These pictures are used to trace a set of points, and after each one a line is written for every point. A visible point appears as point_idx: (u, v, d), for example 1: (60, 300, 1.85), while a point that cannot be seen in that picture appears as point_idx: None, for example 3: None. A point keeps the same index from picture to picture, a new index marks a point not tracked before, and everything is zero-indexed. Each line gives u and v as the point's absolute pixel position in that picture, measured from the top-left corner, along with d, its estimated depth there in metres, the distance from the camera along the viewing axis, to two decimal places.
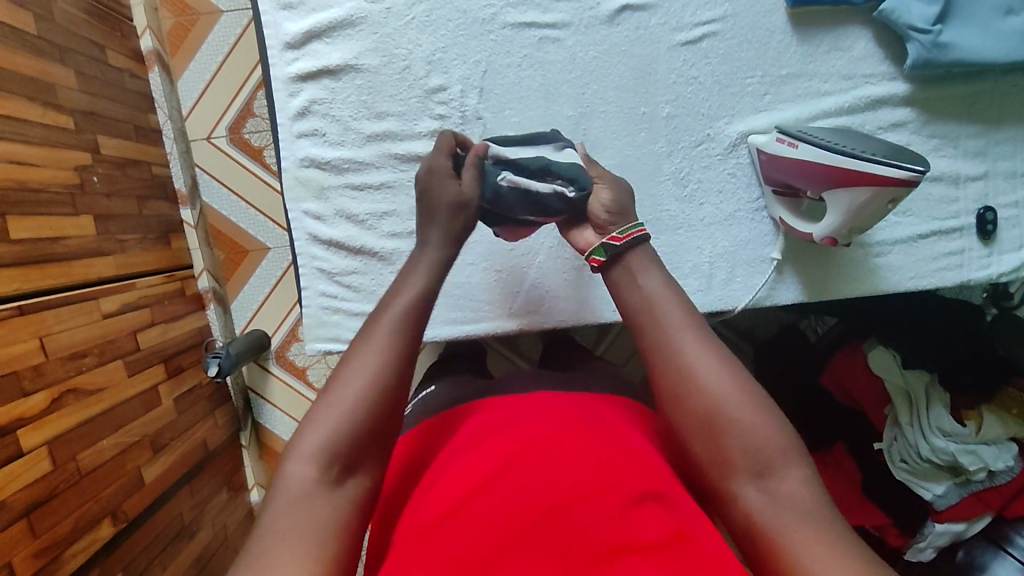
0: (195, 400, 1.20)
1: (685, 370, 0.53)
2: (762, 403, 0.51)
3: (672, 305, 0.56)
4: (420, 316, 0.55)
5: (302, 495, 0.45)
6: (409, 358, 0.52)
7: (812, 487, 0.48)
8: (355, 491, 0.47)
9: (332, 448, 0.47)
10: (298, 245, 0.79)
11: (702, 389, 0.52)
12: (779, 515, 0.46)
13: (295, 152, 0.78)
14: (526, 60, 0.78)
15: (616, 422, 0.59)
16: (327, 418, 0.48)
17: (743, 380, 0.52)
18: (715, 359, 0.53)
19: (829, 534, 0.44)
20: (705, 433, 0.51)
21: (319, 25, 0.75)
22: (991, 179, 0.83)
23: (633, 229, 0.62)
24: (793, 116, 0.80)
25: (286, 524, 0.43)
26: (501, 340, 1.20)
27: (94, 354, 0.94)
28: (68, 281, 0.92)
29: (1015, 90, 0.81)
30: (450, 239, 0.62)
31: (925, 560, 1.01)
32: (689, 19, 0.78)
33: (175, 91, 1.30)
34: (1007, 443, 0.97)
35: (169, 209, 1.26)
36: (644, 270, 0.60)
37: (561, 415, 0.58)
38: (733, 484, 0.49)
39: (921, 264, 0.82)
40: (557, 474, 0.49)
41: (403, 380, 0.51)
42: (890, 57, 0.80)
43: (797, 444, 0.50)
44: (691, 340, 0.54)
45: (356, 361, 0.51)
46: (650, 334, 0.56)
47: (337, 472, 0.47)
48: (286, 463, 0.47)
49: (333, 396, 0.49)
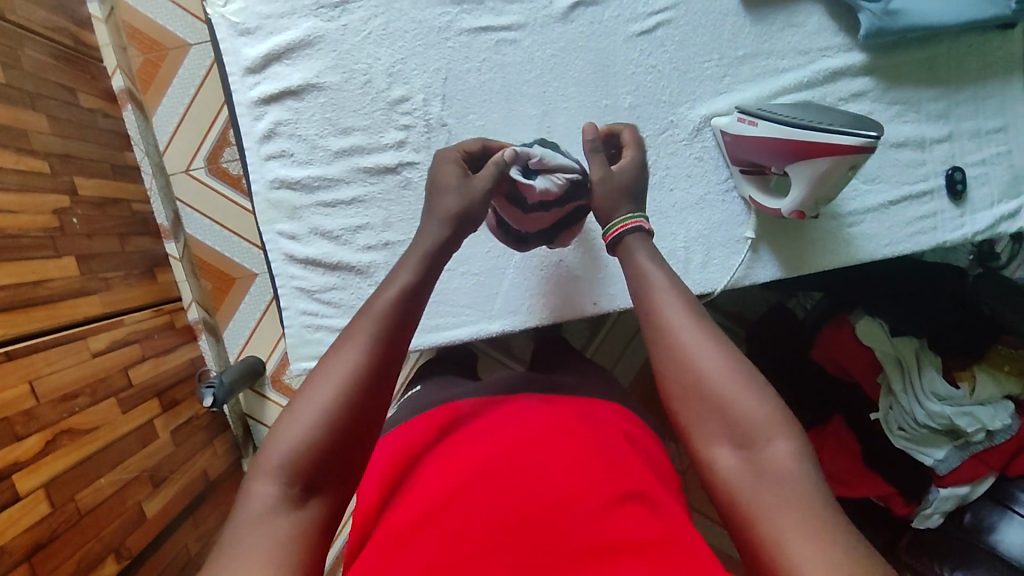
0: (193, 431, 1.20)
1: (670, 339, 0.54)
2: (753, 383, 0.51)
3: (664, 282, 0.59)
4: (398, 331, 0.56)
5: (261, 512, 0.45)
6: (379, 367, 0.54)
7: (799, 458, 0.47)
8: (316, 510, 0.47)
9: (294, 463, 0.47)
10: (276, 266, 0.80)
11: (683, 360, 0.53)
12: (757, 481, 0.46)
13: (265, 175, 0.79)
14: (485, 63, 0.79)
15: (602, 428, 0.59)
16: (293, 431, 0.49)
17: (734, 362, 0.52)
18: (699, 330, 0.54)
19: (809, 502, 0.44)
20: (687, 401, 0.52)
21: (278, 47, 0.77)
22: (956, 140, 0.83)
23: (626, 222, 0.65)
24: (753, 96, 0.81)
25: (249, 540, 0.44)
26: (492, 345, 1.21)
27: (86, 394, 0.94)
28: (56, 322, 0.93)
29: (971, 50, 0.83)
30: (439, 244, 0.65)
31: (933, 526, 1.01)
32: (643, 9, 0.80)
33: (150, 127, 1.31)
34: (1003, 402, 0.98)
35: (152, 244, 1.26)
36: (638, 249, 0.63)
37: (553, 418, 0.59)
38: (712, 452, 0.49)
39: (895, 230, 0.83)
40: (541, 473, 0.50)
41: (376, 391, 0.53)
42: (845, 29, 0.81)
43: (787, 419, 0.49)
44: (687, 326, 0.55)
45: (331, 370, 0.52)
46: (644, 310, 0.58)
47: (298, 490, 0.47)
48: (250, 481, 0.47)
49: (302, 402, 0.51)
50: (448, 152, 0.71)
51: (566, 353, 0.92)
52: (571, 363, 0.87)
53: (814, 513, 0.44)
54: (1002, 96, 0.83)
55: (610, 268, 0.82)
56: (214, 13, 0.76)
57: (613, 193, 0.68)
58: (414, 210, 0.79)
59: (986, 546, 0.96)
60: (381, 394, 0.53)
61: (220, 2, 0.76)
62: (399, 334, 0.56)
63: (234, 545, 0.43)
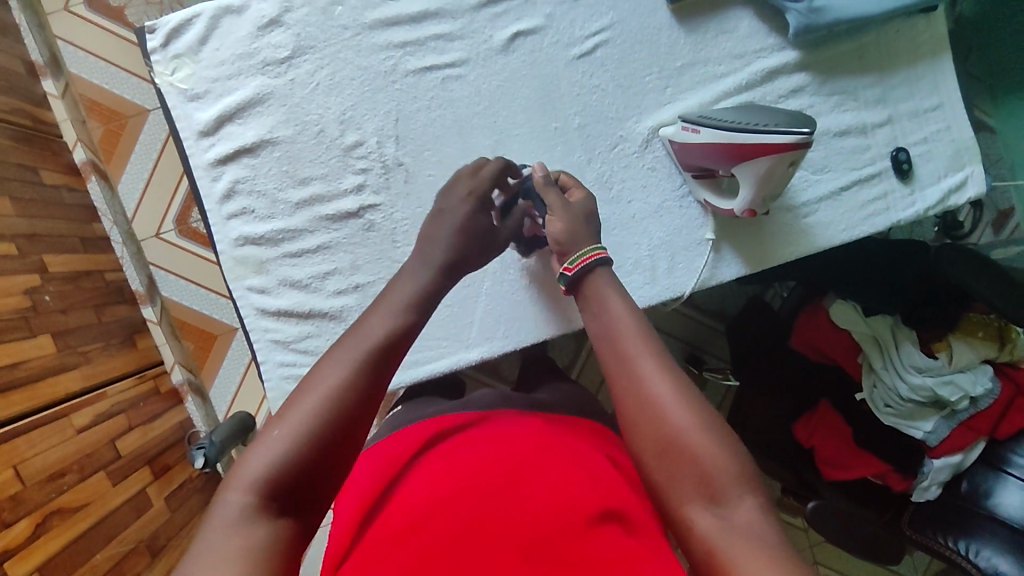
0: (188, 494, 1.19)
1: (637, 390, 0.55)
2: (716, 427, 0.52)
3: (631, 331, 0.59)
4: (386, 363, 0.57)
5: (233, 519, 0.46)
6: (365, 383, 0.54)
7: (765, 514, 0.49)
8: (287, 527, 0.48)
9: (270, 479, 0.48)
10: (249, 322, 0.81)
11: (654, 408, 0.53)
12: (730, 539, 0.47)
13: (228, 234, 0.80)
14: (434, 101, 0.81)
15: (585, 445, 0.62)
16: (276, 445, 0.50)
17: (696, 406, 0.53)
18: (667, 381, 0.55)
19: (778, 558, 0.45)
20: (660, 460, 0.52)
21: (228, 109, 0.78)
22: (897, 122, 0.86)
23: (590, 253, 0.65)
24: (696, 103, 0.83)
25: (218, 549, 0.44)
26: (479, 370, 1.22)
27: (73, 471, 0.93)
28: (36, 403, 0.91)
29: (898, 35, 0.86)
30: (444, 275, 0.66)
31: (932, 498, 1.00)
32: (580, 33, 0.82)
33: (116, 195, 1.32)
34: (982, 367, 0.97)
35: (130, 310, 1.26)
36: (608, 289, 0.64)
37: (527, 442, 0.60)
38: (686, 511, 0.50)
39: (850, 215, 0.85)
40: (525, 496, 0.53)
41: (363, 411, 0.54)
42: (775, 30, 0.84)
43: (750, 473, 0.51)
44: (652, 365, 0.56)
45: (317, 388, 0.53)
46: (614, 358, 0.58)
47: (275, 504, 0.48)
48: (224, 490, 0.48)
49: (286, 418, 0.51)
50: (461, 184, 0.72)
51: (550, 372, 0.93)
52: (554, 381, 0.88)
53: (771, 557, 0.45)
54: (935, 75, 0.87)
55: (553, 297, 0.84)
56: (162, 82, 0.78)
57: (581, 220, 0.69)
58: (381, 251, 0.80)
59: (985, 511, 0.98)
60: (362, 420, 0.54)
61: (168, 70, 0.78)
62: (384, 364, 0.56)
63: (203, 553, 0.44)
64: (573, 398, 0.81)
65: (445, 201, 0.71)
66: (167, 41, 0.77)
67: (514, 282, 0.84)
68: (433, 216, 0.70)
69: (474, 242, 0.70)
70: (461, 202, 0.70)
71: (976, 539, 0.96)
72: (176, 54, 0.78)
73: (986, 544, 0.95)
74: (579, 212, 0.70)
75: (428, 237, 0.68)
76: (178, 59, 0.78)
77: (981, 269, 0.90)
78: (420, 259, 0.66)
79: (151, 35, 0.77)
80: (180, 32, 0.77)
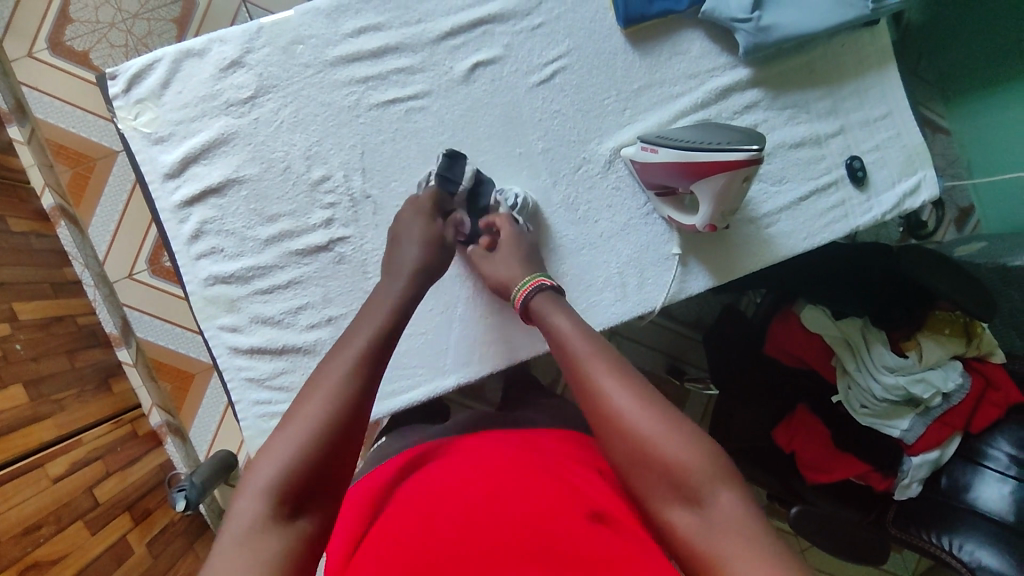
0: (171, 538, 1.17)
1: (601, 400, 0.56)
2: (683, 429, 0.53)
3: (585, 343, 0.62)
4: (373, 373, 0.59)
5: (248, 526, 0.47)
6: (359, 388, 0.57)
7: (744, 505, 0.50)
8: (300, 530, 0.49)
9: (280, 483, 0.49)
10: (222, 360, 0.81)
11: (616, 413, 0.55)
12: (710, 536, 0.48)
13: (198, 274, 0.80)
14: (398, 133, 0.82)
15: (570, 460, 0.63)
16: (281, 452, 0.51)
17: (660, 409, 0.55)
18: (624, 390, 0.56)
19: (760, 548, 0.46)
20: (631, 465, 0.53)
21: (193, 150, 0.79)
22: (849, 132, 0.89)
23: (531, 282, 0.73)
24: (654, 123, 0.86)
25: (237, 553, 0.45)
26: (462, 394, 1.22)
27: (50, 522, 0.91)
28: (9, 455, 0.89)
29: (844, 49, 0.89)
30: (402, 301, 0.69)
31: (914, 495, 1.01)
32: (538, 61, 0.84)
33: (87, 239, 1.31)
34: (952, 363, 0.99)
35: (104, 354, 1.25)
36: (555, 315, 0.68)
37: (514, 459, 0.63)
38: (668, 515, 0.51)
39: (810, 223, 0.87)
40: (505, 510, 0.54)
41: (361, 411, 0.56)
42: (726, 49, 0.87)
43: (723, 465, 0.52)
44: (611, 373, 0.58)
45: (314, 396, 0.55)
46: (574, 377, 0.60)
47: (288, 508, 0.49)
48: (237, 500, 0.49)
49: (286, 426, 0.53)
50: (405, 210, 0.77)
51: (529, 391, 0.94)
52: (534, 400, 0.89)
53: (757, 547, 0.46)
54: (883, 85, 0.90)
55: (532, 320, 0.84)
56: (126, 127, 0.78)
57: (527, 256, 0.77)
58: (352, 284, 0.81)
59: (965, 505, 1.01)
60: (360, 424, 0.56)
61: (131, 115, 0.78)
62: (375, 370, 0.60)
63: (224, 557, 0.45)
64: (552, 416, 0.82)
65: (399, 223, 0.77)
66: (129, 86, 0.78)
67: (487, 308, 0.84)
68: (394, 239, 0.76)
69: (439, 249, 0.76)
70: (412, 217, 0.76)
71: (959, 535, 0.97)
72: (138, 99, 0.78)
73: (969, 539, 0.97)
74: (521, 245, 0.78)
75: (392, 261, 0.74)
76: (141, 104, 0.78)
77: (947, 269, 0.92)
78: (394, 278, 0.71)
79: (113, 81, 0.77)
80: (141, 77, 0.78)
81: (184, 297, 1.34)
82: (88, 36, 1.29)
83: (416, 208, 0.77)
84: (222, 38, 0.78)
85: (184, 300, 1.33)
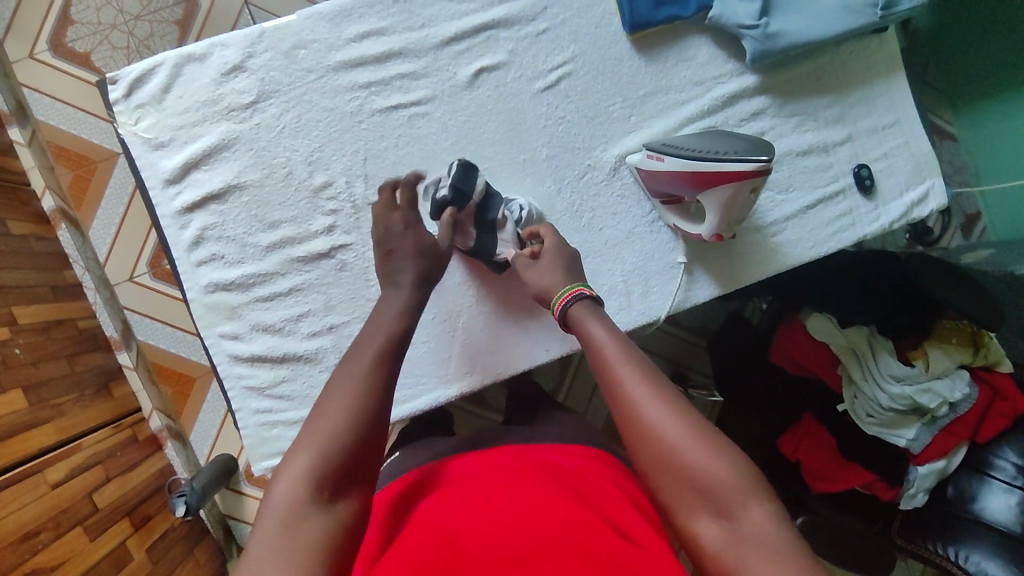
0: (172, 543, 1.16)
1: (631, 408, 0.56)
2: (714, 440, 0.52)
3: (613, 346, 0.61)
4: (387, 380, 0.59)
5: (287, 510, 0.49)
6: (383, 381, 0.59)
7: (775, 521, 0.49)
8: (338, 514, 0.51)
9: (315, 470, 0.51)
10: (222, 368, 0.80)
11: (647, 422, 0.54)
12: (741, 549, 0.48)
13: (198, 281, 0.79)
14: (401, 139, 0.81)
15: (590, 474, 0.63)
16: (314, 441, 0.53)
17: (690, 419, 0.54)
18: (656, 400, 0.55)
19: (793, 564, 0.46)
20: (660, 475, 0.53)
21: (194, 155, 0.78)
22: (857, 140, 0.88)
23: (572, 290, 0.68)
24: (659, 130, 0.85)
25: (276, 538, 0.47)
26: (464, 400, 1.21)
27: (49, 529, 0.90)
28: (8, 461, 0.89)
29: (853, 56, 0.88)
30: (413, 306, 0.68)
31: (919, 505, 1.00)
32: (543, 67, 0.83)
33: (87, 242, 1.30)
34: (959, 372, 0.98)
35: (104, 358, 1.24)
36: (588, 319, 0.65)
37: (537, 468, 0.63)
38: (696, 526, 0.50)
39: (817, 232, 0.86)
40: (531, 516, 0.54)
41: (385, 405, 0.58)
42: (733, 55, 0.86)
43: (756, 479, 0.51)
44: (638, 379, 0.57)
45: (343, 388, 0.57)
46: (604, 384, 0.60)
47: (325, 494, 0.51)
48: (274, 486, 0.51)
49: (317, 418, 0.55)
50: (394, 218, 0.72)
51: (532, 399, 0.93)
52: (538, 410, 0.87)
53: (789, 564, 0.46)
54: (891, 93, 0.89)
55: (539, 327, 0.84)
56: (126, 132, 0.78)
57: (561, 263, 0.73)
58: (354, 291, 0.80)
59: (971, 515, 0.99)
60: (384, 417, 0.57)
61: (131, 120, 0.78)
62: (396, 363, 0.61)
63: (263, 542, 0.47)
64: (556, 425, 0.81)
65: (387, 236, 0.71)
66: (129, 91, 0.77)
67: (491, 316, 0.83)
68: (386, 241, 0.71)
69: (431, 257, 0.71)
70: (403, 230, 0.71)
71: (965, 545, 0.95)
72: (138, 104, 0.77)
73: (975, 549, 0.94)
74: (559, 253, 0.74)
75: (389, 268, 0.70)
76: (141, 109, 0.77)
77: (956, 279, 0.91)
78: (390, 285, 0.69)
79: (112, 86, 0.77)
80: (142, 82, 0.77)
81: (184, 300, 1.34)
82: (90, 37, 1.29)
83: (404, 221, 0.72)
84: (224, 42, 0.77)
85: (184, 303, 1.32)
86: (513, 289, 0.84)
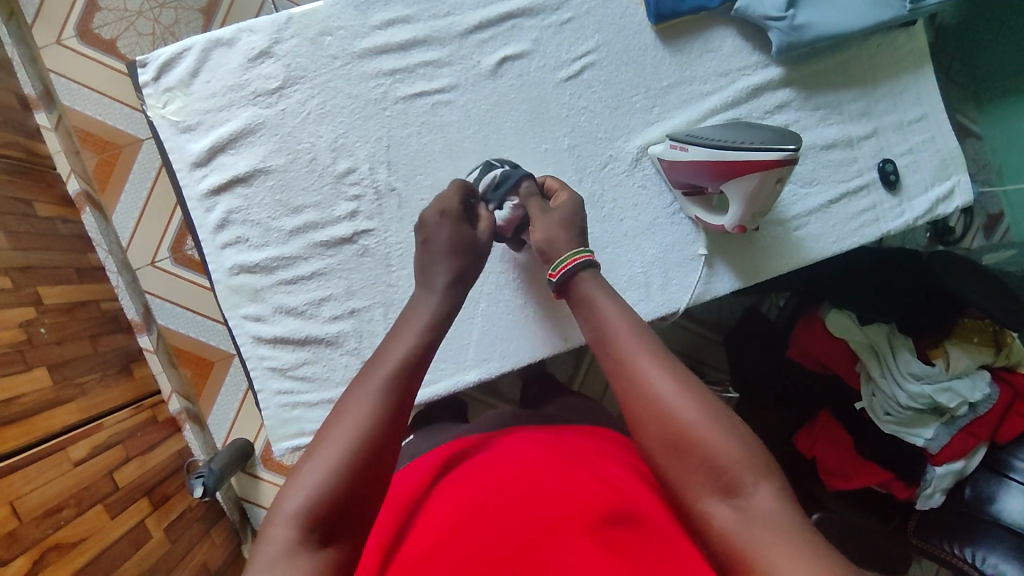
0: (188, 524, 1.18)
1: (643, 394, 0.55)
2: (723, 419, 0.53)
3: (624, 329, 0.60)
4: (394, 414, 0.55)
5: (279, 555, 0.46)
6: (395, 403, 0.56)
7: (781, 500, 0.49)
8: (329, 559, 0.48)
9: (310, 511, 0.48)
10: (246, 350, 0.81)
11: (659, 411, 0.54)
12: (750, 528, 0.47)
13: (223, 263, 0.80)
14: (424, 126, 0.81)
15: (603, 454, 0.63)
16: (314, 477, 0.50)
17: (703, 399, 0.54)
18: (671, 381, 0.55)
19: (800, 540, 0.46)
20: (670, 457, 0.53)
21: (221, 139, 0.79)
22: (882, 134, 0.87)
23: (577, 255, 0.67)
24: (683, 121, 0.85)
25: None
26: (480, 391, 1.22)
27: (70, 505, 0.92)
28: (33, 437, 0.90)
29: (880, 49, 0.87)
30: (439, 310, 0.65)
31: (937, 506, 0.99)
32: (566, 56, 0.83)
33: (110, 225, 1.32)
34: (979, 373, 0.97)
35: (126, 339, 1.26)
36: (593, 290, 0.65)
37: (541, 450, 0.63)
38: (706, 506, 0.50)
39: (840, 227, 0.86)
40: (536, 510, 0.54)
41: (393, 432, 0.55)
42: (758, 47, 0.86)
43: (762, 459, 0.51)
44: (654, 366, 0.56)
45: (353, 409, 0.54)
46: (615, 362, 0.59)
47: (316, 535, 0.48)
48: (267, 528, 0.48)
49: (321, 444, 0.52)
50: (432, 209, 0.70)
51: (549, 388, 0.93)
52: (557, 398, 0.88)
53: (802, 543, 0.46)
54: (918, 87, 0.88)
55: (561, 315, 0.84)
56: (155, 114, 0.79)
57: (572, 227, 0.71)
58: (375, 276, 0.81)
59: (989, 517, 0.98)
60: (392, 440, 0.54)
61: (160, 103, 0.79)
62: (410, 385, 0.58)
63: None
64: (576, 412, 0.82)
65: (425, 228, 0.70)
66: (158, 75, 0.78)
67: (513, 305, 0.84)
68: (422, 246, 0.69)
69: (463, 250, 0.69)
70: (439, 223, 0.69)
71: (982, 547, 0.94)
72: (167, 88, 0.78)
73: (992, 551, 0.93)
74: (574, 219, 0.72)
75: (425, 268, 0.68)
76: (170, 93, 0.78)
77: (986, 275, 0.90)
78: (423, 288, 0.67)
79: (143, 69, 0.78)
80: (171, 65, 0.78)
81: (204, 285, 1.36)
82: (116, 23, 1.30)
83: (441, 212, 0.70)
84: (252, 27, 0.78)
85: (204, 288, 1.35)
86: (534, 277, 0.84)
